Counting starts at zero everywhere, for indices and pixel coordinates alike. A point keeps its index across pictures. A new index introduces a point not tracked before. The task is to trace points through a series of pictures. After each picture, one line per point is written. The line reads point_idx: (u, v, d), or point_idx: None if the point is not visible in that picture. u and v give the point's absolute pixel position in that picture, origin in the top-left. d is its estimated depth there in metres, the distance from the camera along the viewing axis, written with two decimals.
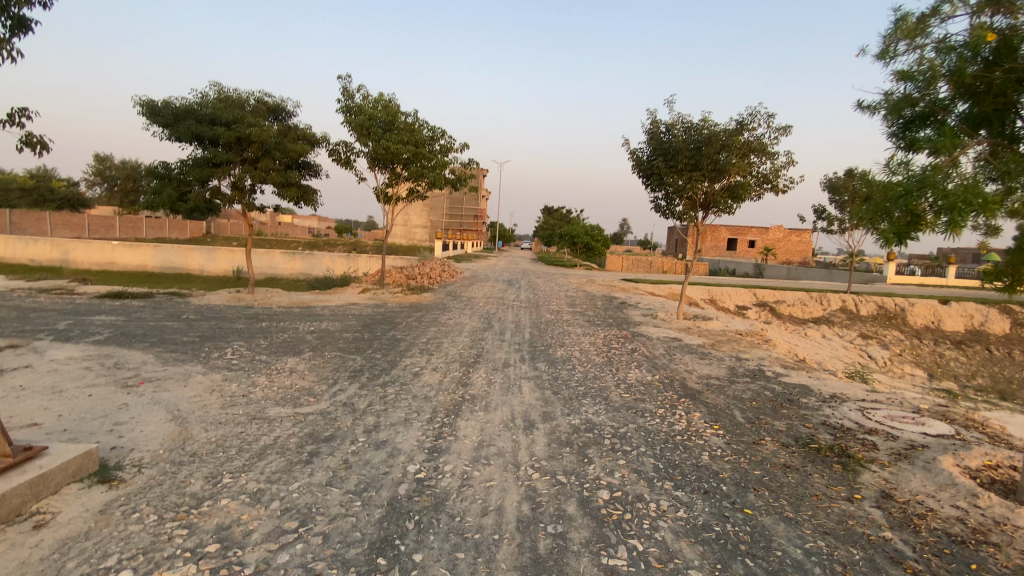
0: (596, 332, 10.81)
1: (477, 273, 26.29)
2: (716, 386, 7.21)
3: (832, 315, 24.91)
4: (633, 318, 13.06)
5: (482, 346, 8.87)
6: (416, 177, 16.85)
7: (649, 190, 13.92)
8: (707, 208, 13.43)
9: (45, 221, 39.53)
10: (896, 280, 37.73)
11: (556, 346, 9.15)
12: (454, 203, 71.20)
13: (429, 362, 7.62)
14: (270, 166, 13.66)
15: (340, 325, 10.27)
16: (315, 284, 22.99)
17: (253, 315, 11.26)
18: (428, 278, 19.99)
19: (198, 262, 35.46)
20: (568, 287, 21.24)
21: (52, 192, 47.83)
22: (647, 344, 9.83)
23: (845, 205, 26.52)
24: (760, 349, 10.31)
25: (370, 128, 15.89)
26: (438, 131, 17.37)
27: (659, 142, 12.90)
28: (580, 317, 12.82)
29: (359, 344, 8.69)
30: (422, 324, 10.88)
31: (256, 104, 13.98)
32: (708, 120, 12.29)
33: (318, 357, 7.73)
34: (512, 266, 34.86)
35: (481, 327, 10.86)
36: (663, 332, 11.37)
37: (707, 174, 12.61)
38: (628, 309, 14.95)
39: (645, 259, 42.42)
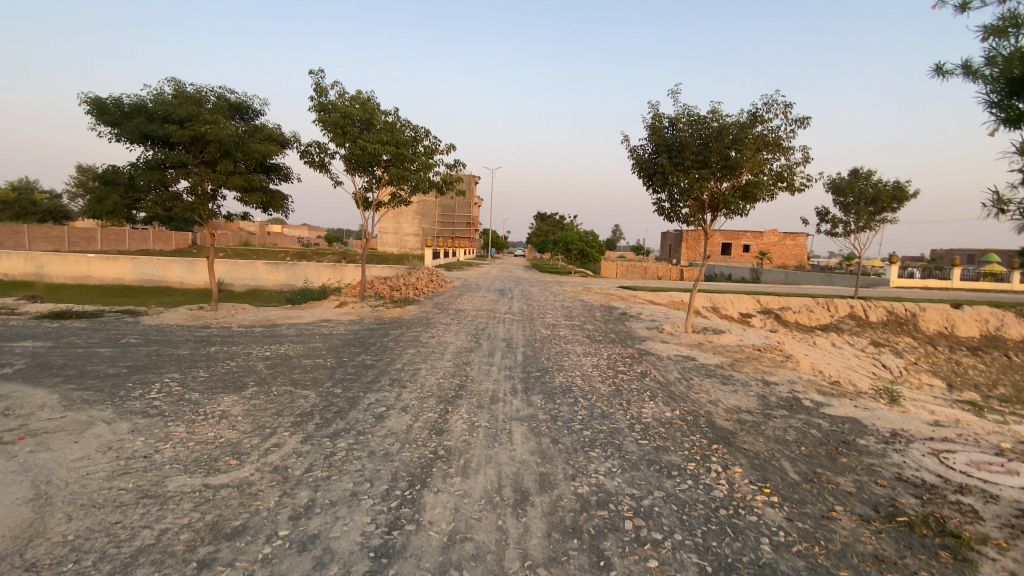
0: (598, 351, 9.47)
1: (467, 282, 24.87)
2: (750, 424, 5.86)
3: (841, 322, 23.73)
4: (637, 332, 11.73)
5: (465, 373, 7.48)
6: (397, 180, 15.49)
7: (651, 192, 12.58)
8: (716, 210, 12.02)
9: (27, 234, 38.22)
10: (898, 283, 36.79)
11: (552, 371, 7.77)
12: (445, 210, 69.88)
13: (398, 399, 6.23)
14: (230, 169, 12.22)
15: (302, 350, 8.85)
16: (292, 298, 21.48)
17: (205, 338, 9.84)
18: (413, 289, 18.58)
19: (177, 274, 34.12)
20: (563, 297, 19.88)
21: (34, 204, 46.35)
22: (657, 366, 8.47)
23: (850, 206, 25.38)
24: (786, 369, 8.99)
25: (346, 127, 14.52)
26: (422, 130, 16.09)
27: (663, 138, 11.60)
28: (579, 332, 11.46)
29: (318, 374, 7.29)
30: (398, 345, 9.49)
31: (218, 102, 12.63)
32: (717, 112, 10.99)
33: (263, 394, 6.31)
34: (504, 274, 33.53)
35: (467, 346, 9.49)
36: (673, 349, 10.02)
37: (716, 173, 11.30)
38: (630, 321, 13.61)
39: (640, 265, 41.51)
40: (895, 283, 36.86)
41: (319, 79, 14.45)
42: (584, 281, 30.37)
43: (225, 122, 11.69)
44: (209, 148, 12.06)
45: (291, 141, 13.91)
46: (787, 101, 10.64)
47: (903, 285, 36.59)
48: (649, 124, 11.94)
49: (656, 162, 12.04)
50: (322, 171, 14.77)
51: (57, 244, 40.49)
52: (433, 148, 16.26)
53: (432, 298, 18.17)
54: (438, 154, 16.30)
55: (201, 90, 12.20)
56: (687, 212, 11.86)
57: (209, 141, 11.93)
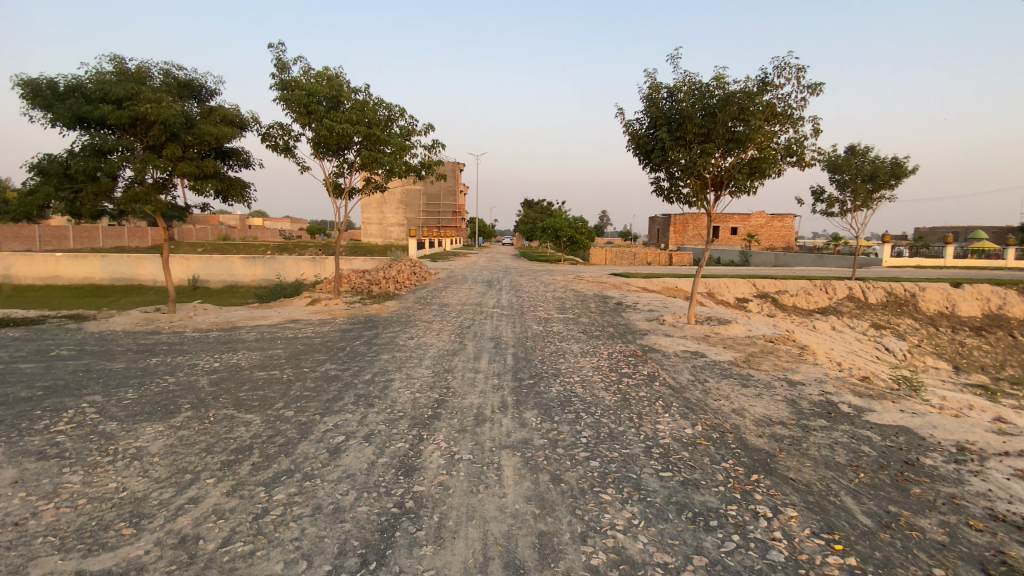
0: (597, 349, 8.41)
1: (452, 273, 23.67)
2: (789, 443, 4.84)
3: (840, 304, 22.96)
4: (637, 325, 10.66)
5: (444, 383, 6.37)
6: (371, 165, 14.20)
7: (647, 171, 11.49)
8: (720, 189, 10.93)
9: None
10: (891, 263, 36.30)
11: (547, 377, 6.68)
12: (430, 199, 68.18)
13: (361, 423, 5.11)
14: (178, 154, 10.89)
15: (258, 359, 7.67)
16: (265, 295, 20.14)
17: (149, 347, 8.60)
18: (393, 282, 17.34)
19: (150, 272, 32.54)
20: (553, 286, 18.78)
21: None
22: (666, 366, 7.41)
23: (846, 185, 24.50)
24: (808, 364, 7.99)
25: (310, 106, 13.15)
26: (397, 110, 14.77)
27: (660, 110, 10.49)
28: (574, 327, 10.38)
29: (270, 392, 6.13)
30: (372, 349, 8.33)
31: (166, 80, 11.26)
32: (721, 80, 9.89)
33: (196, 423, 5.15)
34: (491, 263, 32.35)
35: (449, 348, 8.34)
36: (680, 345, 8.97)
37: (720, 147, 10.23)
38: (628, 312, 12.54)
39: (629, 251, 40.69)
40: (887, 263, 36.38)
41: (280, 52, 13.05)
42: (575, 269, 29.34)
43: (170, 101, 10.31)
44: (153, 131, 10.66)
45: (250, 123, 12.56)
46: (800, 65, 9.57)
47: (895, 265, 36.14)
48: (645, 95, 10.80)
49: (652, 137, 10.92)
50: (287, 155, 13.50)
51: (24, 242, 38.46)
52: (410, 129, 14.97)
53: (413, 291, 16.96)
54: (415, 136, 15.01)
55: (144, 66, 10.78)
56: (688, 191, 10.78)
57: (154, 124, 10.52)
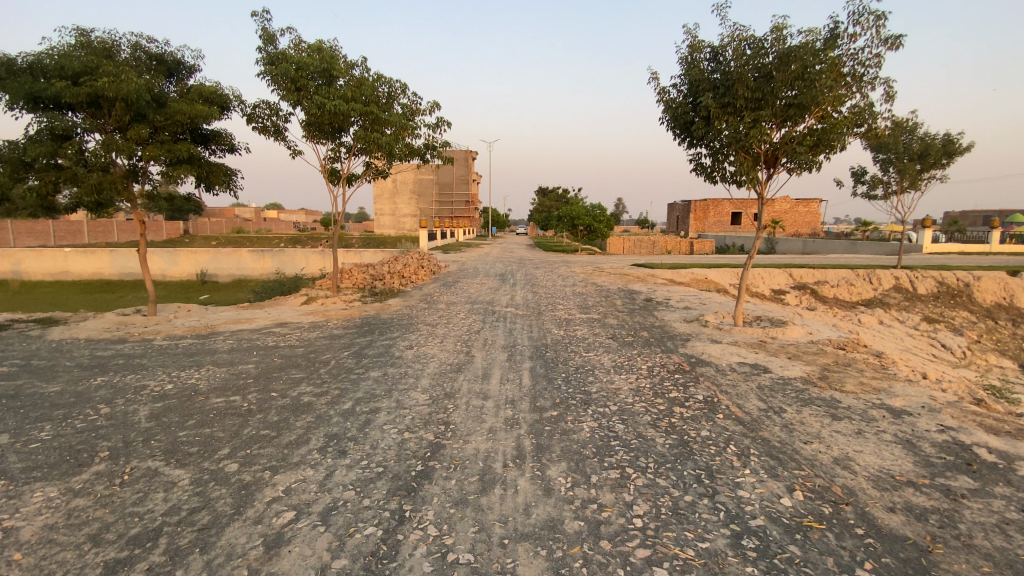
0: (634, 361, 6.87)
1: (464, 266, 22.25)
2: (940, 526, 3.30)
3: (886, 296, 21.01)
4: (675, 328, 9.09)
5: (444, 414, 4.92)
6: (369, 147, 12.71)
7: (686, 147, 9.89)
8: (774, 165, 9.25)
9: (9, 229, 35.99)
10: (932, 249, 33.96)
11: (576, 405, 5.19)
12: (442, 189, 66.68)
13: (324, 487, 3.68)
14: (144, 135, 9.54)
15: (222, 379, 6.31)
16: (265, 291, 18.97)
17: (103, 363, 7.30)
18: (399, 277, 15.95)
19: (159, 266, 31.79)
20: (572, 279, 17.22)
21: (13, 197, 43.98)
22: (724, 389, 5.85)
23: (892, 164, 22.44)
24: (900, 382, 6.36)
25: (299, 80, 11.66)
26: (398, 86, 13.25)
27: (704, 74, 8.88)
28: (602, 330, 8.84)
29: (218, 431, 4.75)
30: (360, 362, 6.90)
31: (138, 55, 10.05)
32: (780, 32, 8.20)
33: (102, 487, 3.79)
34: (505, 254, 30.92)
35: (452, 361, 6.88)
36: (733, 354, 7.38)
37: (776, 115, 8.58)
38: (660, 311, 10.96)
39: (648, 239, 38.85)
40: (927, 249, 34.06)
41: (265, 21, 11.52)
42: (592, 259, 27.76)
43: (129, 71, 8.91)
44: (115, 109, 9.34)
45: (233, 101, 11.21)
46: (880, 10, 7.84)
47: (936, 252, 33.81)
48: (685, 56, 9.19)
49: (693, 107, 9.30)
50: (277, 138, 12.10)
51: (39, 238, 38.18)
52: (413, 108, 13.43)
53: (420, 287, 15.56)
54: (419, 115, 13.49)
55: (105, 36, 9.49)
56: (735, 170, 9.15)
57: (113, 99, 9.17)
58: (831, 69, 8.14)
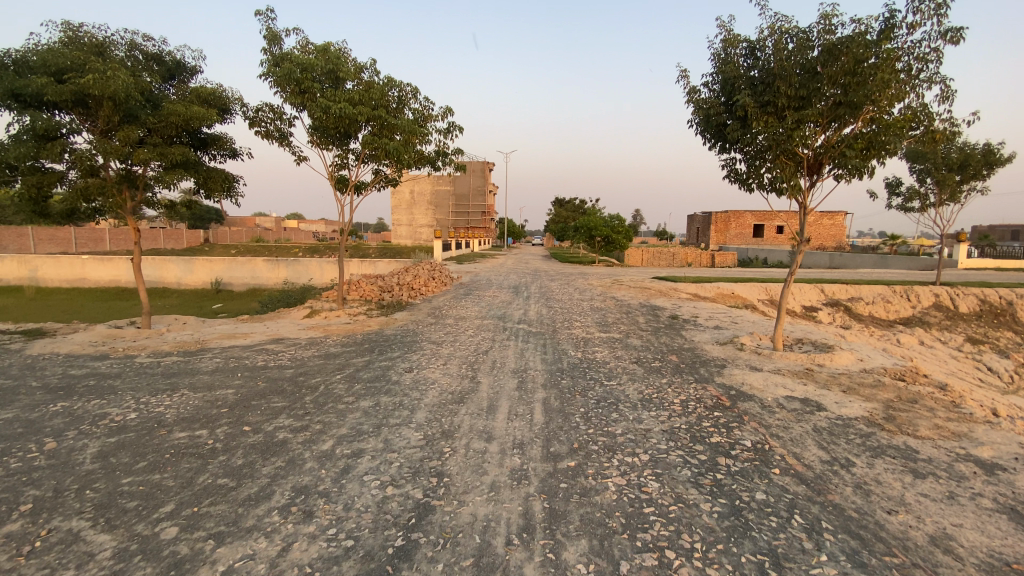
0: (664, 394, 5.94)
1: (477, 277, 21.50)
2: None
3: (926, 314, 19.65)
4: (707, 353, 8.13)
5: (437, 463, 4.08)
6: (376, 154, 11.98)
7: (718, 152, 9.02)
8: (818, 172, 8.29)
9: (32, 236, 36.47)
10: (967, 264, 32.24)
11: (598, 453, 4.30)
12: (458, 199, 66.34)
13: (273, 568, 2.87)
14: (134, 136, 9.02)
15: (193, 407, 5.57)
16: (273, 302, 18.40)
17: (72, 384, 6.63)
18: (408, 290, 15.22)
19: (174, 274, 31.69)
20: (589, 293, 16.30)
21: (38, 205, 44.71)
22: (775, 435, 4.90)
23: (930, 175, 21.08)
24: (981, 423, 5.35)
25: (303, 83, 11.01)
26: (408, 89, 12.51)
27: (740, 71, 8.03)
28: (624, 354, 7.93)
29: (169, 479, 3.98)
30: (351, 389, 6.11)
31: (134, 55, 9.64)
32: (831, 23, 7.25)
33: (3, 558, 3.04)
34: (520, 265, 30.17)
35: (455, 389, 6.05)
36: (778, 386, 6.41)
37: (823, 116, 7.66)
38: (688, 331, 10.00)
39: (667, 251, 37.84)
40: (963, 265, 32.37)
41: (268, 20, 10.97)
42: (611, 272, 26.75)
43: (117, 69, 8.50)
44: (104, 109, 8.86)
45: (234, 104, 10.68)
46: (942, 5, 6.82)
47: (972, 267, 32.11)
48: (718, 52, 8.35)
49: (727, 109, 8.43)
50: (282, 143, 11.49)
51: (61, 245, 38.62)
52: (424, 113, 12.66)
53: (430, 299, 14.81)
54: (431, 120, 12.71)
55: (101, 34, 9.12)
56: (775, 177, 8.24)
57: (101, 98, 8.76)
58: (888, 62, 7.18)
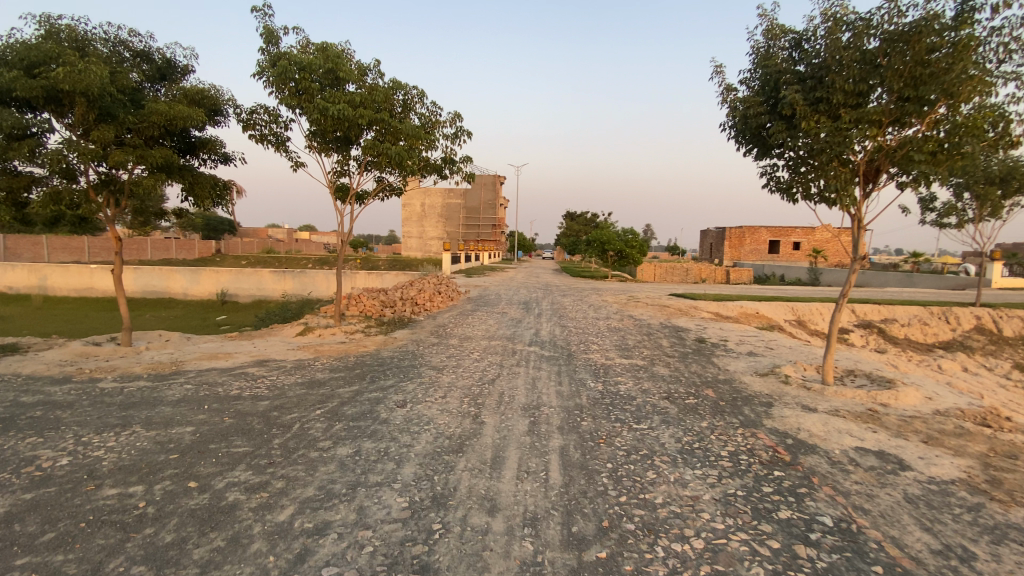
0: (707, 445, 4.89)
1: (486, 292, 20.57)
2: None
3: (967, 339, 18.30)
4: (748, 388, 7.04)
5: (424, 552, 3.07)
6: (378, 160, 11.02)
7: (758, 159, 8.03)
8: (874, 181, 7.29)
9: (43, 244, 36.23)
10: (1000, 283, 30.74)
11: (638, 539, 3.25)
12: (469, 212, 65.70)
13: None
14: (109, 137, 8.26)
15: (138, 452, 4.59)
16: (272, 316, 17.54)
17: (15, 413, 5.70)
18: (412, 306, 14.28)
19: (181, 285, 31.13)
20: (604, 310, 15.26)
21: None
22: (860, 509, 3.83)
23: (968, 190, 19.82)
24: None
25: (300, 83, 10.11)
26: (415, 93, 11.66)
27: (785, 65, 7.08)
28: (652, 387, 6.88)
29: (69, 567, 2.99)
30: (331, 429, 5.13)
31: (119, 50, 8.90)
32: (896, 7, 6.27)
33: None
34: (530, 280, 29.25)
35: (455, 432, 5.05)
36: (843, 435, 5.33)
37: (885, 115, 6.66)
38: (720, 358, 8.94)
39: (681, 266, 36.79)
40: (996, 284, 30.88)
41: (265, 17, 10.16)
42: (626, 288, 25.65)
43: (93, 63, 7.80)
44: (78, 105, 8.11)
45: (225, 104, 9.89)
46: None
47: (1005, 287, 30.59)
48: (759, 45, 7.42)
49: (768, 108, 7.45)
50: (278, 149, 10.66)
51: (73, 253, 38.43)
52: (431, 119, 11.72)
53: (436, 316, 13.86)
54: (438, 125, 11.81)
55: (81, 27, 8.37)
56: (824, 186, 7.26)
57: (74, 93, 8.00)
58: (966, 52, 6.16)
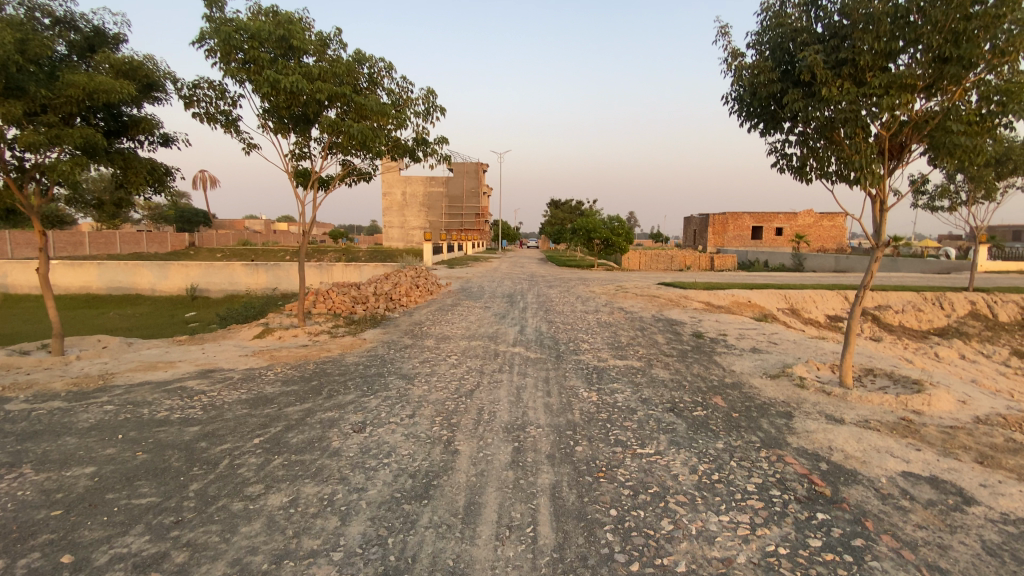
0: (728, 477, 4.00)
1: (468, 284, 19.56)
2: None
3: (962, 325, 17.89)
4: (761, 394, 6.18)
5: None
6: (341, 141, 9.88)
7: (770, 134, 7.15)
8: (900, 156, 6.46)
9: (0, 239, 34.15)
10: (986, 267, 30.64)
11: None
12: (451, 201, 64.27)
13: None
14: (17, 115, 7.10)
15: (8, 511, 3.56)
16: (238, 313, 16.27)
17: None
18: (386, 301, 13.20)
19: (148, 280, 29.47)
20: (593, 303, 14.38)
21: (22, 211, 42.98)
22: (938, 569, 2.99)
23: (961, 173, 18.51)
24: None
25: (249, 52, 8.88)
26: (382, 67, 10.50)
27: (802, 24, 6.19)
28: (654, 396, 5.99)
29: None
30: (266, 468, 4.14)
31: (36, 15, 7.65)
32: None
33: None
34: (515, 270, 28.33)
35: (421, 467, 4.09)
36: (885, 459, 4.51)
37: (920, 79, 5.84)
38: (723, 356, 8.11)
39: (667, 253, 36.16)
40: (982, 267, 30.76)
41: None
42: (613, 277, 24.83)
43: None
44: None
45: (164, 78, 8.68)
46: None
47: (991, 270, 30.49)
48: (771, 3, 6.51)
49: (783, 76, 6.57)
50: (226, 129, 9.48)
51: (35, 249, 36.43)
52: (401, 95, 10.59)
53: (413, 312, 12.84)
54: (409, 103, 10.69)
55: None
56: (845, 162, 6.45)
57: None
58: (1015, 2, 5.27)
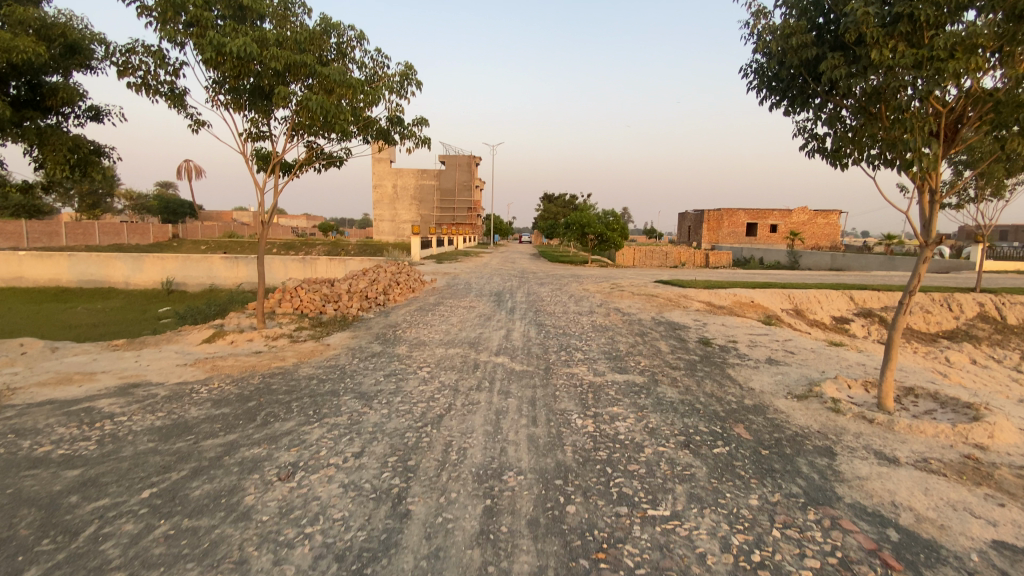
0: (775, 559, 2.91)
1: (453, 281, 18.42)
2: None
3: (972, 328, 17.05)
4: (791, 423, 5.10)
5: None
6: (300, 117, 8.59)
7: (798, 110, 6.07)
8: (955, 135, 5.38)
9: None
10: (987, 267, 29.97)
11: None
12: (442, 194, 62.96)
13: None
14: None
15: None
16: (203, 310, 15.00)
17: None
18: (359, 300, 12.03)
19: (121, 273, 27.95)
20: (586, 303, 13.33)
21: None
22: None
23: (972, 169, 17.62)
24: None
25: (191, 12, 7.64)
26: (352, 36, 9.29)
27: None
28: (662, 425, 4.90)
29: None
30: (139, 543, 2.99)
31: None
32: None
33: None
34: (505, 265, 27.23)
35: (351, 544, 2.96)
36: (966, 521, 3.45)
37: (991, 40, 4.75)
38: (737, 369, 7.06)
39: (661, 249, 35.20)
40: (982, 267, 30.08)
41: None
42: (607, 274, 23.81)
43: None
44: None
45: (91, 42, 7.46)
46: None
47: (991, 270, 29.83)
48: None
49: (818, 40, 5.47)
50: (171, 103, 8.27)
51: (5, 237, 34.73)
52: (375, 70, 9.44)
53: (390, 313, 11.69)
54: (383, 79, 9.51)
55: None
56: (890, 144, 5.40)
57: None
58: None
